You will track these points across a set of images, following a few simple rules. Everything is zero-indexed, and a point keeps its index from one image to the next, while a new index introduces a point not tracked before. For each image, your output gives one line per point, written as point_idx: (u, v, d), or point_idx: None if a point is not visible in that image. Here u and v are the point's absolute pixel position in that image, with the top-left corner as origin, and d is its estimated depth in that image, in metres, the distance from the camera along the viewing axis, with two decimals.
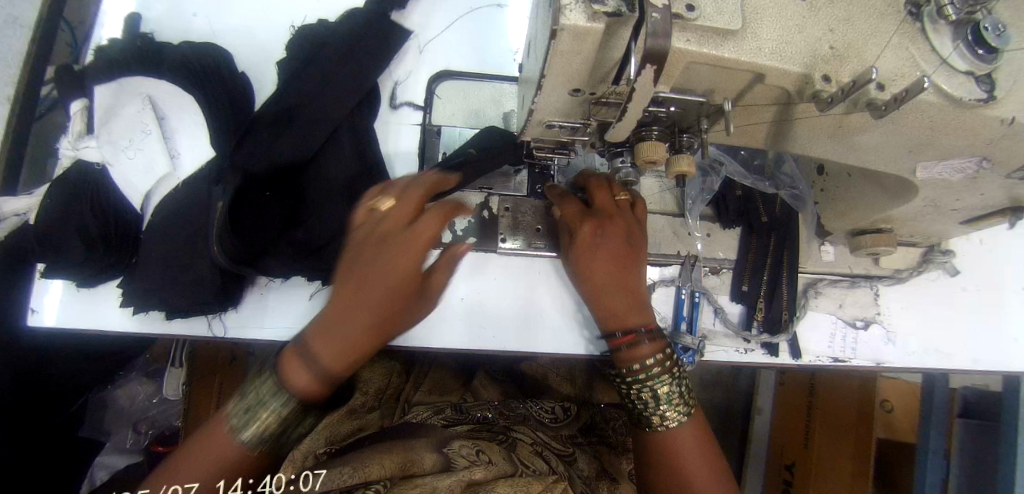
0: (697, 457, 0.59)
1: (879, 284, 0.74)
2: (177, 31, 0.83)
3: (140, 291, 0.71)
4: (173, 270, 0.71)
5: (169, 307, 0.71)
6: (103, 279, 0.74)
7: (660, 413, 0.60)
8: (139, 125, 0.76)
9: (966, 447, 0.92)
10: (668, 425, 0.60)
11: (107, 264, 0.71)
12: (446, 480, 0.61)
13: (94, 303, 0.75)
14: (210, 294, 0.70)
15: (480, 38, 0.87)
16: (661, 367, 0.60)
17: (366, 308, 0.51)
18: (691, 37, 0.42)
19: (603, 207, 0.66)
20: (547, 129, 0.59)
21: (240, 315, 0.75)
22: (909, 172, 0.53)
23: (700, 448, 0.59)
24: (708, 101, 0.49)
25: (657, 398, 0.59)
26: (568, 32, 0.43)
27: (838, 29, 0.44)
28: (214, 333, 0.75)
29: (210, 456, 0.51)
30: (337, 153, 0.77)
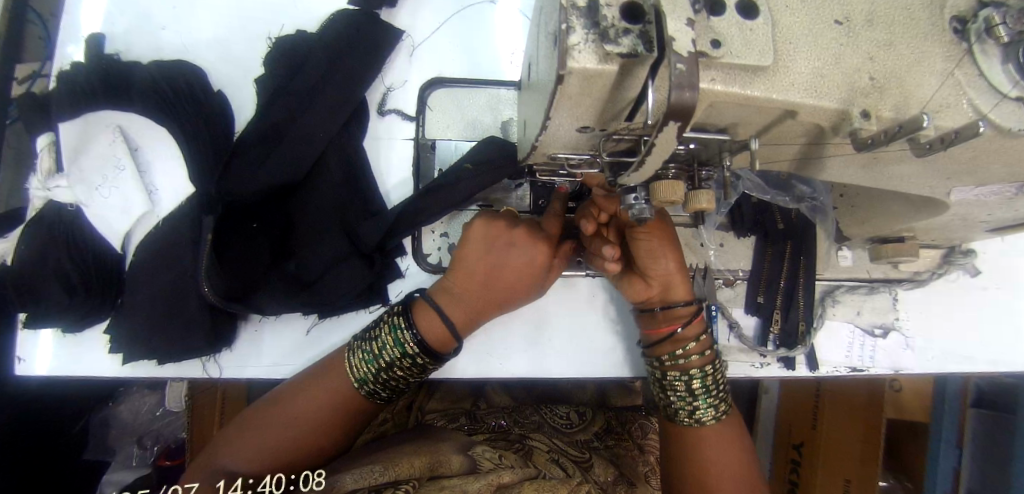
0: (726, 456, 0.60)
1: (898, 289, 0.72)
2: (142, 45, 0.76)
3: (131, 336, 0.68)
4: (165, 314, 0.68)
5: (162, 353, 0.68)
6: (90, 323, 0.70)
7: (695, 407, 0.61)
8: (112, 160, 0.70)
9: (978, 436, 0.98)
10: (701, 421, 0.61)
11: (93, 309, 0.68)
12: (475, 483, 0.61)
13: (84, 346, 0.72)
14: (203, 339, 0.67)
15: (474, 37, 0.81)
16: (700, 358, 0.61)
17: (505, 272, 0.62)
18: (716, 76, 0.38)
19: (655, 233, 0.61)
20: (551, 159, 0.54)
21: (235, 355, 0.72)
22: (943, 194, 0.50)
23: (731, 451, 0.60)
24: (732, 137, 0.45)
25: (691, 393, 0.61)
26: (577, 75, 0.38)
27: (877, 56, 0.40)
28: (209, 373, 0.72)
29: (296, 412, 0.60)
30: (327, 178, 0.73)
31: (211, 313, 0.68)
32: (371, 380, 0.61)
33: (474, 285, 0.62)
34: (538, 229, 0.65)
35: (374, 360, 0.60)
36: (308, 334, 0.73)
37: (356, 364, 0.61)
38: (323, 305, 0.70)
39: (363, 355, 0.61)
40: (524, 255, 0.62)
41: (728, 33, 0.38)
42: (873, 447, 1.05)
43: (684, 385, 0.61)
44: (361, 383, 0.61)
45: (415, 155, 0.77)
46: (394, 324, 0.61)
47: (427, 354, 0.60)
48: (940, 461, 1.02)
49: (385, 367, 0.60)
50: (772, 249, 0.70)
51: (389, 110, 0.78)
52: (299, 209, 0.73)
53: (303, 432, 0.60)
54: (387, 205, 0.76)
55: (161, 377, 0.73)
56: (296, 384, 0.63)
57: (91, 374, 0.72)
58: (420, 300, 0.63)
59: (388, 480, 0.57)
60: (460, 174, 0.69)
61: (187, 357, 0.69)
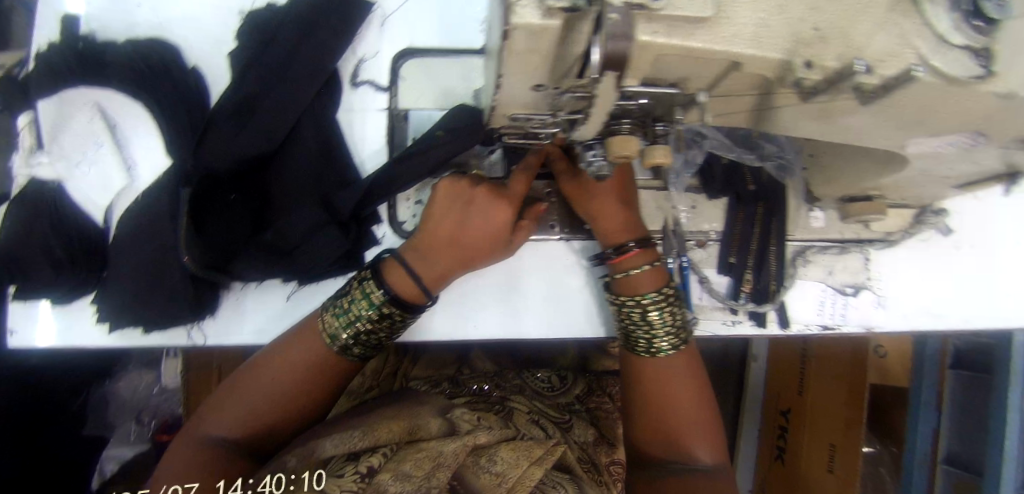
0: (684, 386, 0.63)
1: (870, 249, 0.72)
2: (115, 24, 0.77)
3: (118, 307, 0.70)
4: (149, 286, 0.70)
5: (150, 322, 0.71)
6: (81, 295, 0.72)
7: (652, 338, 0.63)
8: (91, 137, 0.71)
9: (956, 398, 0.94)
10: (660, 352, 0.63)
11: (81, 282, 0.70)
12: (450, 445, 0.63)
13: (74, 318, 0.73)
14: (188, 306, 0.70)
15: (444, 6, 0.80)
16: (654, 282, 0.63)
17: (463, 236, 0.63)
18: (659, 29, 0.38)
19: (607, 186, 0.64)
20: (512, 121, 0.55)
21: (219, 322, 0.74)
22: (900, 147, 0.50)
23: (688, 376, 0.64)
24: (682, 92, 0.45)
25: (649, 324, 0.62)
26: (521, 31, 0.39)
27: (823, 6, 0.40)
28: (195, 341, 0.74)
29: (273, 376, 0.63)
30: (301, 149, 0.74)
31: (192, 283, 0.69)
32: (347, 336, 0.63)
33: (438, 247, 0.64)
34: (500, 189, 0.65)
35: (347, 317, 0.63)
36: (289, 300, 0.75)
37: (329, 324, 0.64)
38: (301, 272, 0.72)
39: (336, 313, 0.64)
40: (482, 213, 0.63)
41: None
42: (857, 411, 1.06)
43: (641, 315, 0.62)
44: (337, 342, 0.63)
45: (389, 125, 0.78)
46: (364, 283, 0.63)
47: (398, 306, 0.62)
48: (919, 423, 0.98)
49: (357, 324, 0.62)
50: (742, 210, 0.70)
51: (362, 81, 0.79)
52: (275, 180, 0.74)
53: (276, 401, 0.62)
54: (361, 175, 0.77)
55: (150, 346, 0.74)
56: (273, 349, 0.65)
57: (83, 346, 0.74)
58: (389, 260, 0.65)
59: (366, 444, 0.61)
60: (433, 142, 0.69)
61: (172, 325, 0.71)
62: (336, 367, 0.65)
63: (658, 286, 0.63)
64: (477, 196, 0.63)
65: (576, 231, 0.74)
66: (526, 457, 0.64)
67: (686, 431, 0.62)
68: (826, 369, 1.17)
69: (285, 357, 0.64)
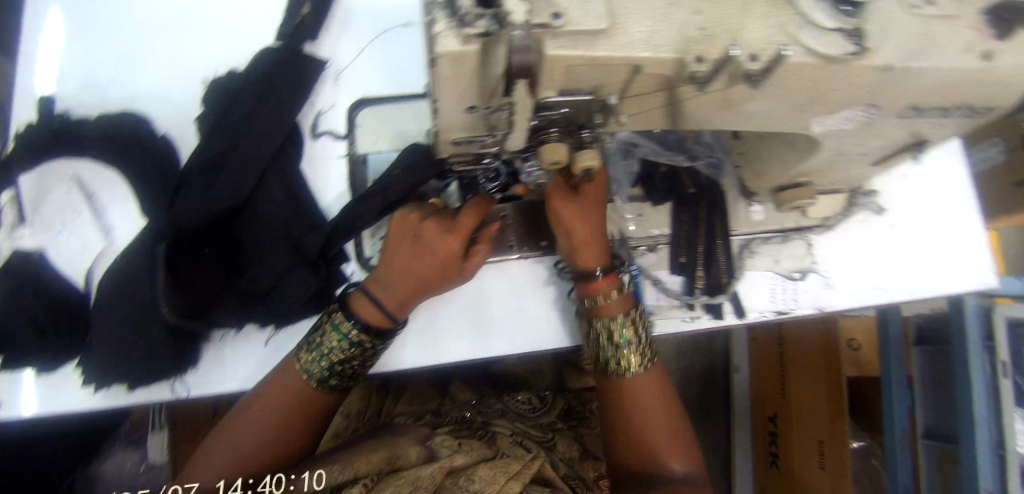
0: (656, 402, 0.65)
1: (810, 235, 0.76)
2: (88, 103, 0.82)
3: (100, 367, 0.70)
4: (131, 342, 0.70)
5: (136, 377, 0.71)
6: (64, 360, 0.72)
7: (621, 358, 0.64)
8: (71, 207, 0.76)
9: (926, 372, 0.97)
10: (630, 370, 0.65)
11: (64, 347, 0.71)
12: (428, 468, 0.64)
13: (56, 387, 0.72)
14: (169, 360, 0.71)
15: (393, 58, 0.87)
16: (621, 307, 0.64)
17: (415, 265, 0.65)
18: (564, 43, 0.43)
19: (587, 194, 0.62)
20: (457, 146, 0.59)
21: (202, 374, 0.74)
22: (806, 128, 0.55)
23: (659, 394, 0.65)
24: (597, 97, 0.50)
25: (618, 342, 0.64)
26: (445, 58, 0.43)
27: (704, 9, 0.45)
28: (177, 394, 0.73)
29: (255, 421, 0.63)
30: (269, 200, 0.78)
31: (172, 335, 0.70)
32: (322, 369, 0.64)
33: (397, 276, 0.65)
34: (449, 221, 0.66)
35: (320, 351, 0.64)
36: (267, 345, 0.76)
37: (304, 359, 0.64)
38: (276, 313, 0.74)
39: (309, 349, 0.65)
40: (431, 242, 0.64)
41: (569, 6, 0.43)
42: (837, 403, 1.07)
43: (611, 336, 0.64)
44: (312, 377, 0.64)
45: (349, 170, 0.83)
46: (334, 320, 0.65)
47: (369, 335, 0.64)
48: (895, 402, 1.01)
49: (330, 356, 0.64)
50: (687, 212, 0.74)
51: (323, 132, 0.84)
52: (245, 230, 0.77)
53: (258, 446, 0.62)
54: (326, 218, 0.81)
55: (132, 404, 0.74)
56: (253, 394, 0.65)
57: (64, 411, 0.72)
58: (355, 293, 0.67)
59: (346, 477, 0.63)
60: (388, 181, 0.74)
61: (156, 379, 0.72)
62: (315, 404, 0.65)
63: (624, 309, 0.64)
64: (426, 228, 0.65)
65: (532, 248, 0.77)
66: (503, 473, 0.66)
67: (660, 446, 0.63)
68: (801, 362, 1.18)
69: (261, 405, 0.63)
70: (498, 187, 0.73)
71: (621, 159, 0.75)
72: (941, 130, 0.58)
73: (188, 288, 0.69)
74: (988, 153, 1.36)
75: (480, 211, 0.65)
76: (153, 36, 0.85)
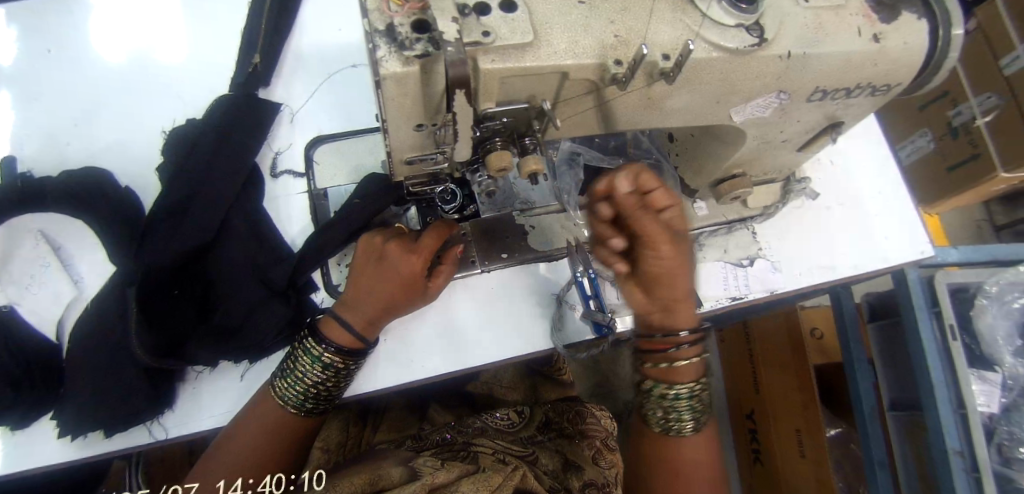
0: (700, 465, 0.63)
1: (753, 223, 0.82)
2: (53, 162, 0.84)
3: (76, 417, 0.69)
4: (108, 386, 0.69)
5: (109, 423, 0.69)
6: (39, 414, 0.70)
7: (678, 423, 0.62)
8: (39, 261, 0.77)
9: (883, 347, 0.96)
10: (682, 433, 0.62)
11: (37, 402, 0.69)
12: (410, 487, 0.62)
13: (30, 442, 0.71)
14: (144, 404, 0.69)
15: (346, 96, 0.92)
16: (690, 377, 0.60)
17: (380, 289, 0.66)
18: (495, 58, 0.47)
19: (677, 228, 0.55)
20: (411, 166, 0.63)
21: (178, 414, 0.73)
22: (728, 118, 0.60)
23: (705, 455, 0.64)
24: (530, 105, 0.54)
25: (676, 409, 0.60)
26: (390, 79, 0.47)
27: (617, 19, 0.51)
28: (156, 437, 0.72)
29: (245, 442, 0.64)
30: (235, 238, 0.78)
31: (147, 376, 0.70)
32: (296, 394, 0.66)
33: (363, 300, 0.67)
34: (412, 242, 0.68)
35: (293, 376, 0.66)
36: (244, 379, 0.75)
37: (279, 386, 0.66)
38: (250, 347, 0.74)
39: (284, 376, 0.66)
40: (395, 264, 0.66)
41: (496, 24, 0.48)
42: (809, 393, 1.08)
43: (670, 401, 0.60)
44: (288, 401, 0.66)
45: (311, 205, 0.85)
46: (305, 345, 0.66)
47: (342, 357, 0.66)
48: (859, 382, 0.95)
49: (303, 382, 0.66)
50: None
51: (282, 171, 0.87)
52: (213, 269, 0.77)
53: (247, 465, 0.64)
54: (293, 251, 0.82)
55: (110, 452, 0.72)
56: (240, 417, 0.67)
57: (40, 468, 0.70)
58: (325, 318, 0.68)
59: None
60: (350, 208, 0.76)
61: (130, 425, 0.70)
62: (294, 424, 0.68)
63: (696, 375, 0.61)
64: (387, 250, 0.67)
65: (495, 261, 0.79)
66: (485, 485, 0.64)
67: None
68: (770, 356, 1.20)
69: (247, 425, 0.65)
70: (456, 208, 0.79)
71: (568, 169, 0.81)
72: (851, 110, 0.64)
73: (158, 327, 0.71)
74: (920, 143, 1.46)
75: (443, 233, 0.70)
76: (115, 94, 0.89)
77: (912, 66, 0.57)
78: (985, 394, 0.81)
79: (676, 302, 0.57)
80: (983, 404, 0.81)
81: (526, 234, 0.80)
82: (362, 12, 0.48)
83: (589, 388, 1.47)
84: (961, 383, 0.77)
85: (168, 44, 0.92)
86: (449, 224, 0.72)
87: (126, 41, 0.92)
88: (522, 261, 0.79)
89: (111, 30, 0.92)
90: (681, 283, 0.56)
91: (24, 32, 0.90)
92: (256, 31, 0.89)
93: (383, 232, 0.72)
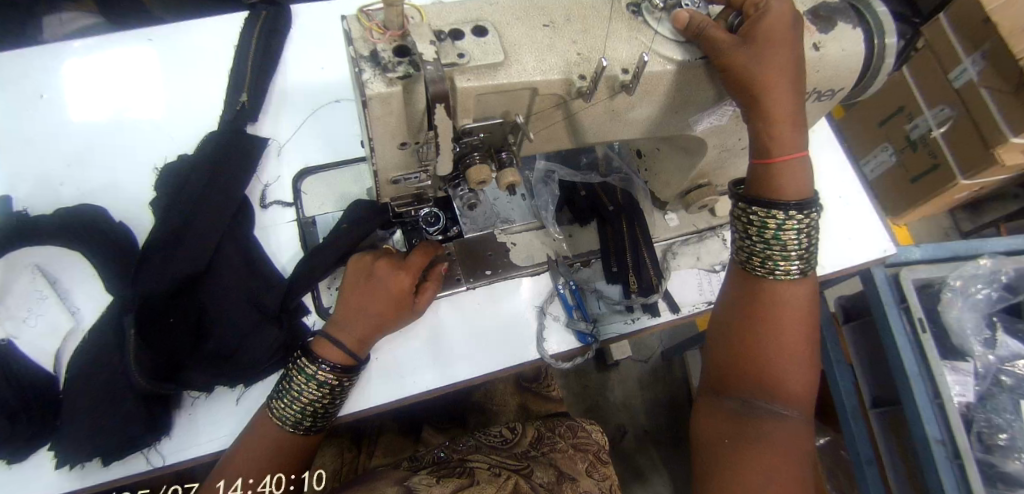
0: (793, 316, 0.60)
1: (722, 231, 0.88)
2: (50, 200, 0.87)
3: (71, 445, 0.69)
4: (102, 412, 0.70)
5: (105, 451, 0.69)
6: (35, 446, 0.71)
7: (784, 259, 0.58)
8: (36, 294, 0.78)
9: (860, 348, 1.00)
10: (783, 277, 0.59)
11: (33, 433, 0.70)
12: None
13: (25, 475, 0.71)
14: (140, 428, 0.69)
15: (331, 129, 0.96)
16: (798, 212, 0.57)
17: (373, 307, 0.68)
18: (471, 77, 0.52)
19: (770, 36, 0.52)
20: (397, 185, 0.66)
21: (175, 440, 0.73)
22: (690, 127, 0.65)
23: (802, 311, 0.60)
24: (505, 120, 0.59)
25: (783, 245, 0.57)
26: (376, 99, 0.51)
27: (579, 40, 0.56)
28: (153, 464, 0.72)
29: (251, 453, 0.65)
30: (227, 265, 0.80)
31: (143, 401, 0.70)
32: (293, 414, 0.66)
33: (355, 318, 0.68)
34: (400, 261, 0.72)
35: (289, 396, 0.66)
36: (239, 403, 0.76)
37: (276, 407, 0.66)
38: (243, 369, 0.74)
39: (281, 398, 0.66)
40: (386, 282, 0.69)
41: (470, 48, 0.53)
42: None
43: (774, 234, 0.57)
44: (285, 421, 0.66)
45: (300, 232, 0.88)
46: (300, 366, 0.66)
47: (337, 376, 0.66)
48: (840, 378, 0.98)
49: (299, 401, 0.65)
50: (612, 229, 0.82)
51: (271, 202, 0.90)
52: (205, 295, 0.79)
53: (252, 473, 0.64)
54: (284, 277, 0.84)
55: (106, 481, 0.72)
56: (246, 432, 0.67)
57: None
58: (317, 340, 0.68)
59: None
60: (338, 233, 0.78)
61: (126, 451, 0.70)
62: (293, 443, 0.67)
63: (802, 204, 0.57)
64: (380, 269, 0.70)
65: (479, 277, 0.81)
66: None
67: (784, 370, 0.59)
68: None
69: (255, 434, 0.66)
70: (440, 229, 0.82)
71: (544, 186, 0.85)
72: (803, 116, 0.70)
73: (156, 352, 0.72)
74: (881, 157, 1.55)
75: (428, 251, 0.74)
76: (110, 134, 0.92)
77: (853, 71, 0.63)
78: (959, 384, 0.86)
79: (773, 119, 0.55)
80: (958, 394, 0.87)
81: (508, 251, 0.83)
82: (347, 40, 0.52)
83: (581, 412, 1.45)
84: (935, 375, 0.80)
85: (160, 84, 0.96)
86: (433, 245, 0.76)
87: (118, 84, 0.95)
88: (506, 276, 0.82)
89: (104, 72, 0.96)
90: (778, 93, 0.54)
91: (18, 78, 0.93)
92: (246, 71, 0.94)
93: (361, 257, 0.73)
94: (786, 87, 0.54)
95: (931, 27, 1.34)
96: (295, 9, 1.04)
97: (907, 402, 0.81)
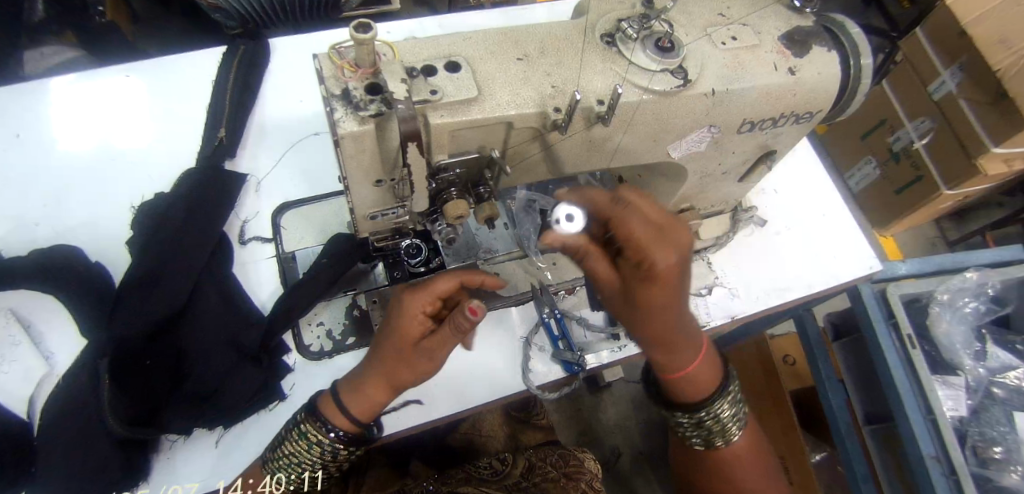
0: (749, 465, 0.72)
1: (707, 255, 0.86)
2: (24, 241, 0.85)
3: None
4: (78, 462, 0.68)
5: None
6: None
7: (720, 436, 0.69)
8: (10, 339, 0.76)
9: (848, 364, 1.01)
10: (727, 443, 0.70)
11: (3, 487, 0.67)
12: None
13: None
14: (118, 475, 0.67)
15: (311, 162, 0.96)
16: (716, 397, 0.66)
17: (379, 348, 0.63)
18: (445, 113, 0.51)
19: (645, 299, 0.55)
20: (375, 221, 0.65)
21: (153, 486, 0.71)
22: (666, 155, 0.65)
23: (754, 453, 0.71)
24: (481, 154, 0.59)
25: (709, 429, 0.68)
26: (347, 138, 0.49)
27: (553, 72, 0.56)
28: None
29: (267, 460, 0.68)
30: (207, 303, 0.79)
31: (120, 448, 0.68)
32: (292, 472, 0.64)
33: (366, 366, 0.64)
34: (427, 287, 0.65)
35: (285, 455, 0.64)
36: (219, 446, 0.73)
37: (272, 463, 0.65)
38: (224, 411, 0.73)
39: (278, 454, 0.64)
40: (396, 312, 0.63)
41: (443, 83, 0.52)
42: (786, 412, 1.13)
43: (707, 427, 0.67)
44: (284, 477, 0.65)
45: (279, 268, 0.86)
46: (303, 431, 0.62)
47: (346, 443, 0.63)
48: (832, 398, 0.96)
49: (299, 462, 0.64)
50: None
51: (250, 238, 0.88)
52: (184, 335, 0.77)
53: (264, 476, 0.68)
54: (263, 314, 0.82)
55: None
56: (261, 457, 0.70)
57: None
58: (328, 397, 0.64)
59: None
60: (318, 268, 0.77)
61: None
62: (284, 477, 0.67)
63: (711, 389, 0.66)
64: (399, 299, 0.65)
65: None
66: None
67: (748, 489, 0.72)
68: (753, 384, 1.23)
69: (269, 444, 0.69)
70: (421, 261, 0.80)
71: (523, 216, 0.79)
72: (781, 139, 0.70)
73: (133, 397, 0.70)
74: (865, 170, 1.56)
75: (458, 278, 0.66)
76: (87, 171, 0.91)
77: (830, 95, 0.62)
78: (952, 398, 0.85)
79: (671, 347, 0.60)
80: (951, 409, 0.85)
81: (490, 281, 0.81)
82: (318, 79, 0.51)
83: (573, 436, 1.43)
84: (926, 390, 0.79)
85: (140, 120, 0.95)
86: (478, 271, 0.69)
87: (95, 120, 0.94)
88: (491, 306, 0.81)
89: (79, 110, 0.95)
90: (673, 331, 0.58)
91: None
92: (225, 106, 0.93)
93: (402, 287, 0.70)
94: (682, 325, 0.59)
95: (908, 41, 1.36)
96: (274, 44, 1.04)
97: (900, 417, 0.80)
